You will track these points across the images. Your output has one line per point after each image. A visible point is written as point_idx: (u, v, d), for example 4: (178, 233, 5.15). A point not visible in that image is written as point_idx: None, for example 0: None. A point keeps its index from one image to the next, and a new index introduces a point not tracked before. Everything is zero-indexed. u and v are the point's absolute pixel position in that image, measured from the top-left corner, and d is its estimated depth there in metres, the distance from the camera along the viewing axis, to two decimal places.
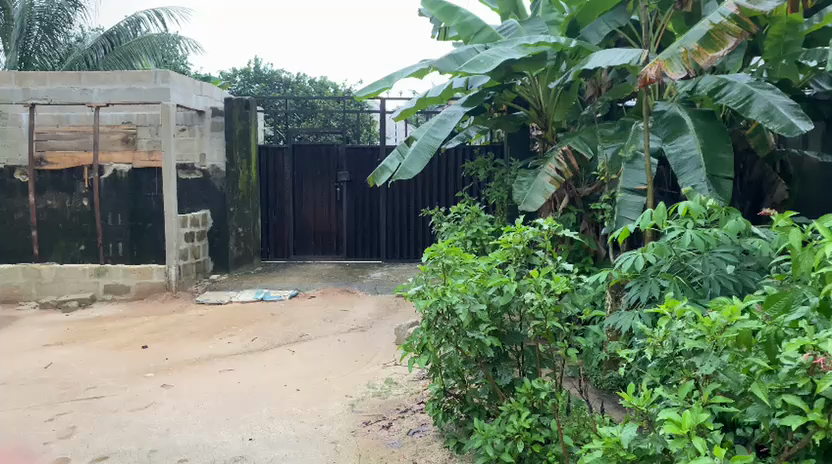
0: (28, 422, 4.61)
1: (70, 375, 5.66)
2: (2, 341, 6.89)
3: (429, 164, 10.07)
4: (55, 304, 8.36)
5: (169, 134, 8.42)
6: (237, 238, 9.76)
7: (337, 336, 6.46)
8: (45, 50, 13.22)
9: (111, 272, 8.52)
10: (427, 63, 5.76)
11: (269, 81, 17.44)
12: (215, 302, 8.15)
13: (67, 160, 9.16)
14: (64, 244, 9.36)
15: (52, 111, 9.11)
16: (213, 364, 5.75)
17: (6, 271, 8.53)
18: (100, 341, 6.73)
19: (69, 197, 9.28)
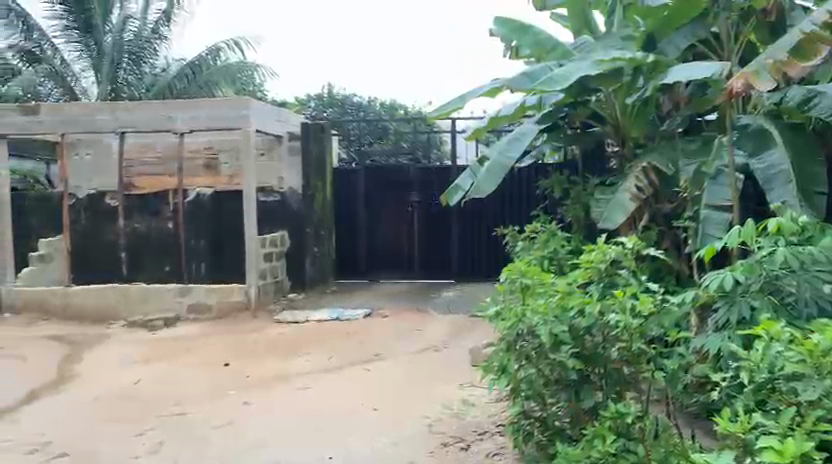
0: (120, 436, 4.82)
1: (158, 391, 5.90)
2: (95, 357, 7.26)
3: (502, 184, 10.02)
4: (141, 323, 8.77)
5: (250, 157, 8.73)
6: (314, 257, 9.98)
7: (412, 355, 6.49)
8: (132, 81, 13.98)
9: (193, 291, 8.82)
10: (499, 82, 5.76)
11: (341, 105, 17.86)
12: (291, 320, 8.33)
13: (152, 185, 9.91)
14: (149, 265, 9.75)
15: (139, 139, 9.89)
16: (292, 382, 5.87)
17: (97, 291, 8.96)
18: (184, 359, 6.99)
19: (155, 220, 9.82)
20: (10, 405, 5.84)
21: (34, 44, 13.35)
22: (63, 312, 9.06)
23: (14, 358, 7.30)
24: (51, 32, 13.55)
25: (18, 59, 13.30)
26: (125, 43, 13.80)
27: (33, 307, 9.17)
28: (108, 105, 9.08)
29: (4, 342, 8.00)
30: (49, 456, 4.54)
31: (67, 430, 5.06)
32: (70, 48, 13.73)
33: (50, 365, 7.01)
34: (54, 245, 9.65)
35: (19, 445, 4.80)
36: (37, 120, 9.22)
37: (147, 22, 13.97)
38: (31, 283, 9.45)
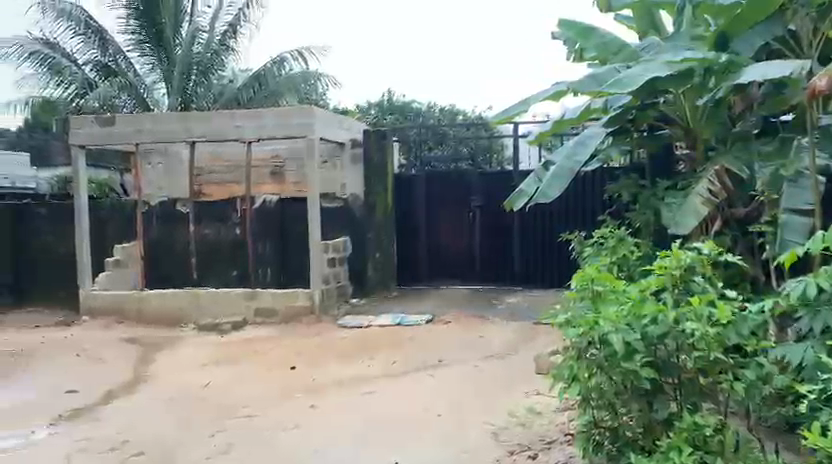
0: (192, 437, 4.97)
1: (227, 393, 6.06)
2: (167, 360, 7.51)
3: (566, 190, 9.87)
4: (210, 326, 9.03)
5: (314, 164, 8.85)
6: (375, 261, 10.12)
7: (474, 362, 6.46)
8: (201, 92, 14.40)
9: (261, 295, 9.01)
10: (563, 85, 5.67)
11: (401, 111, 17.99)
12: (355, 325, 8.42)
13: (222, 192, 10.39)
14: (219, 271, 10.08)
15: (208, 148, 10.38)
16: (357, 387, 5.92)
17: (169, 295, 9.29)
18: (251, 362, 7.16)
19: (223, 227, 10.04)
20: (89, 404, 6.10)
21: (110, 58, 13.96)
22: (137, 316, 9.42)
23: (92, 360, 7.64)
24: (125, 46, 14.08)
25: (96, 74, 13.81)
26: (195, 55, 14.16)
27: (109, 311, 9.57)
28: (179, 116, 9.41)
29: (83, 344, 8.37)
30: (126, 455, 4.72)
31: (143, 430, 5.25)
32: (142, 62, 14.24)
33: (125, 367, 7.30)
34: (128, 250, 10.00)
35: (98, 443, 5.01)
36: (113, 131, 9.63)
37: (215, 35, 14.42)
38: (108, 287, 9.83)
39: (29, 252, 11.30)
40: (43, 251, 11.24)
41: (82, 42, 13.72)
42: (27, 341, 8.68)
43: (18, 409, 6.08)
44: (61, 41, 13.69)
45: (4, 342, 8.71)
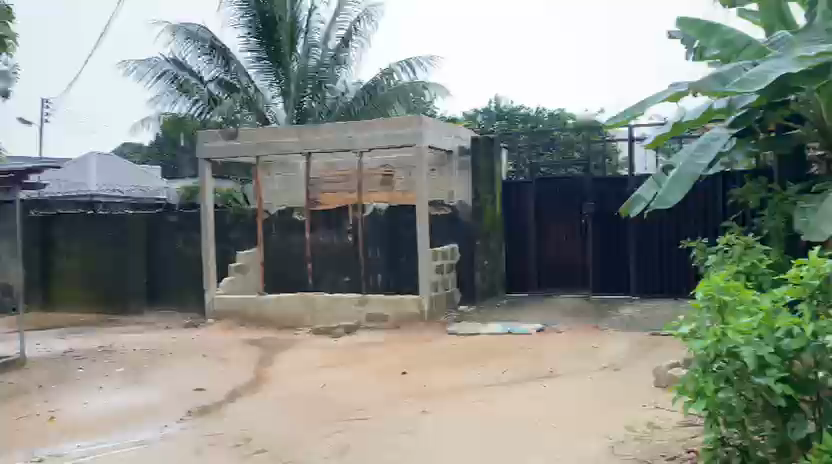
0: (309, 437, 5.18)
1: (342, 396, 6.25)
2: (286, 361, 7.85)
3: (690, 197, 9.45)
4: (324, 330, 9.23)
5: (423, 174, 9.05)
6: (483, 270, 10.06)
7: (589, 373, 6.30)
8: (316, 106, 15.06)
9: (371, 302, 9.27)
10: (682, 86, 5.43)
11: (510, 118, 17.89)
12: (465, 333, 8.43)
13: (336, 201, 10.68)
14: (332, 276, 10.44)
15: (324, 159, 10.82)
16: (468, 394, 5.92)
17: (287, 300, 9.72)
18: (364, 366, 7.35)
19: (337, 234, 10.42)
20: (215, 401, 6.50)
21: (232, 75, 14.73)
22: (257, 319, 9.93)
23: (218, 359, 8.12)
24: (246, 64, 14.88)
25: (219, 90, 14.66)
26: (310, 70, 14.88)
27: (233, 314, 10.15)
28: (296, 128, 9.83)
29: (209, 344, 8.92)
30: (250, 451, 4.99)
31: (264, 428, 5.53)
32: (262, 78, 14.98)
33: (247, 367, 7.70)
34: (250, 257, 10.60)
35: (224, 439, 5.33)
36: (237, 144, 10.19)
37: (328, 49, 15.02)
38: (232, 290, 10.41)
39: (161, 258, 12.16)
40: (173, 257, 12.07)
41: (207, 61, 14.56)
42: (161, 341, 9.36)
43: (154, 403, 6.57)
44: (189, 60, 14.56)
45: (140, 341, 9.45)
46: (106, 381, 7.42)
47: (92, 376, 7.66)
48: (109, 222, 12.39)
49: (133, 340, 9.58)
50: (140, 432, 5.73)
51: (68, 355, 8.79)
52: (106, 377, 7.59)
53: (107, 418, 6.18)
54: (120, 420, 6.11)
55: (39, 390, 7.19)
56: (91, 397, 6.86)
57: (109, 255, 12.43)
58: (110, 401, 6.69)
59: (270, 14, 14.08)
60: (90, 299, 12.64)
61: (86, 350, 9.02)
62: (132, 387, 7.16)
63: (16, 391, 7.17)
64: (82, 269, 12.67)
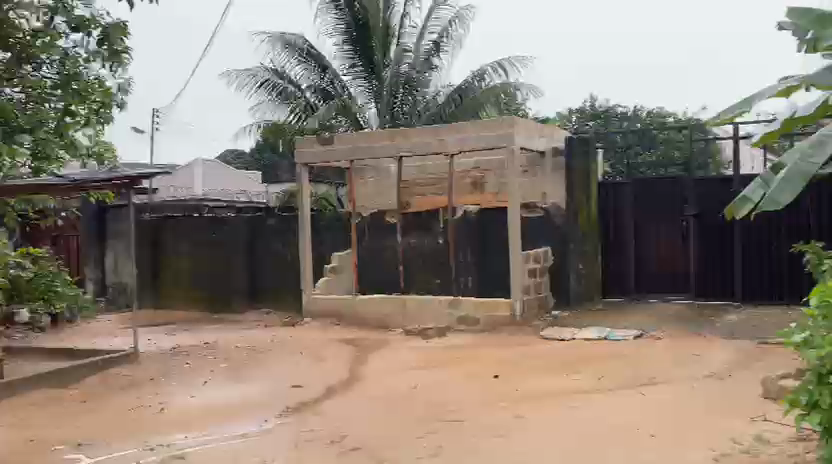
0: (403, 437, 5.24)
1: (435, 398, 6.29)
2: (379, 362, 7.99)
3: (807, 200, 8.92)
4: (416, 332, 9.35)
5: (515, 176, 8.98)
6: (579, 274, 9.83)
7: (690, 381, 6.04)
8: (408, 110, 15.26)
9: (462, 304, 9.30)
10: (792, 80, 5.12)
11: (605, 117, 17.46)
12: (558, 337, 8.28)
13: (427, 205, 10.66)
14: (424, 278, 10.67)
15: (415, 162, 10.75)
16: (563, 399, 5.82)
17: (380, 301, 9.90)
18: (456, 368, 7.37)
19: (428, 236, 10.69)
20: (312, 399, 6.70)
21: (328, 83, 15.17)
22: (351, 319, 10.17)
23: (314, 358, 8.37)
24: (341, 71, 15.25)
25: (316, 98, 15.06)
26: (402, 74, 15.11)
27: (328, 314, 10.43)
28: (389, 133, 10.01)
29: (305, 343, 9.20)
30: (345, 448, 5.11)
31: (358, 426, 5.65)
32: (356, 84, 15.30)
33: (342, 366, 7.89)
34: (344, 259, 11.04)
35: (320, 436, 5.49)
36: (332, 149, 10.45)
37: (420, 53, 15.12)
38: (328, 292, 10.84)
39: (260, 259, 12.67)
40: (272, 258, 12.55)
41: (304, 69, 15.05)
42: (260, 339, 9.75)
43: (254, 398, 6.85)
44: (287, 69, 15.08)
45: (242, 339, 9.87)
46: (211, 376, 7.81)
47: (198, 371, 8.08)
48: (213, 225, 13.02)
49: (235, 338, 10.02)
50: (242, 425, 5.99)
51: (176, 350, 9.30)
52: (211, 372, 7.98)
53: (212, 411, 6.51)
54: (223, 413, 6.42)
55: (151, 382, 7.65)
56: (198, 390, 7.24)
57: (213, 256, 13.07)
58: (215, 395, 7.04)
59: (364, 22, 14.55)
60: (196, 298, 13.33)
61: (192, 346, 9.52)
62: (235, 382, 7.49)
63: (130, 383, 7.67)
64: (189, 270, 13.38)
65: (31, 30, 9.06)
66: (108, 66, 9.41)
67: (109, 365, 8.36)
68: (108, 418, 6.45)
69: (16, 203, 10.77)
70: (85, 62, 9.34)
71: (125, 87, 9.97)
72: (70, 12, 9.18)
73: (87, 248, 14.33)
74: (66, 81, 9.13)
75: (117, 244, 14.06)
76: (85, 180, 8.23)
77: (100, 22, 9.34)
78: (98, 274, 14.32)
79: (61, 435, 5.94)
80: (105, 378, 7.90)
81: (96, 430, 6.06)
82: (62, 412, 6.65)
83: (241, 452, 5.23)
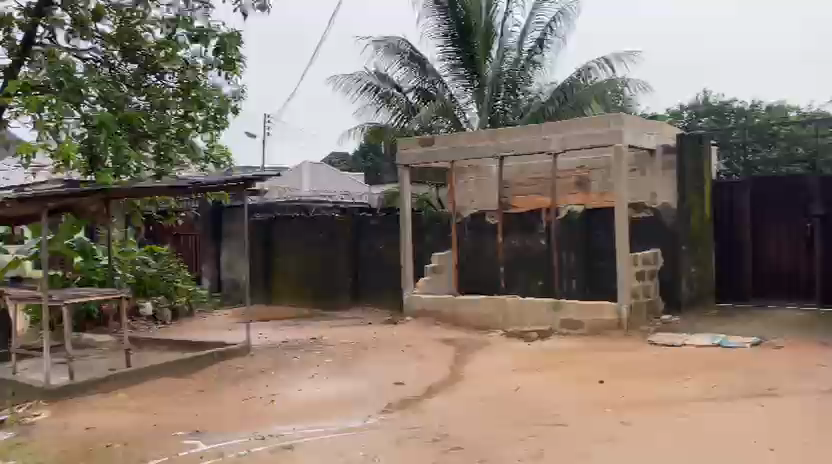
0: (504, 439, 5.21)
1: (537, 402, 6.21)
2: (480, 363, 7.97)
3: None
4: (518, 334, 9.25)
5: (622, 173, 8.72)
6: (688, 275, 9.39)
7: (815, 394, 5.63)
8: (509, 109, 15.21)
9: (566, 306, 9.11)
10: None
11: (720, 113, 16.64)
12: (667, 343, 7.95)
13: (529, 204, 10.74)
14: (526, 279, 10.54)
15: (516, 162, 10.82)
16: (672, 407, 5.59)
17: (481, 302, 9.88)
18: (558, 372, 7.25)
19: (530, 237, 10.54)
20: (413, 396, 6.77)
21: (429, 85, 15.28)
22: (452, 319, 10.22)
23: (416, 356, 8.47)
24: (443, 72, 15.35)
25: (418, 99, 15.21)
26: (504, 74, 15.03)
27: (429, 313, 10.52)
28: (490, 132, 9.97)
29: (406, 342, 9.32)
30: (447, 448, 5.13)
31: (459, 426, 5.66)
32: (457, 85, 15.35)
33: (443, 366, 7.94)
34: (444, 259, 11.10)
35: (421, 433, 5.54)
36: (433, 150, 10.52)
37: (523, 52, 15.19)
38: (428, 290, 10.90)
39: (364, 258, 13.00)
40: (375, 258, 12.84)
41: (406, 71, 15.20)
42: (364, 336, 9.97)
43: (358, 394, 7.01)
44: (390, 72, 15.25)
45: (346, 335, 10.13)
46: (317, 371, 8.06)
47: (305, 365, 8.37)
48: (319, 225, 13.46)
49: (339, 334, 10.30)
50: (345, 420, 6.14)
51: (285, 345, 9.68)
52: (317, 367, 8.25)
53: (317, 404, 6.71)
54: (328, 407, 6.60)
55: (261, 375, 8.00)
56: (305, 384, 7.50)
57: (319, 255, 13.51)
58: (320, 390, 7.25)
59: (466, 22, 14.51)
60: (303, 296, 13.83)
61: (299, 341, 9.88)
62: (339, 378, 7.70)
63: (242, 375, 8.05)
64: (296, 267, 13.91)
65: (156, 42, 9.78)
66: (224, 74, 9.94)
67: (223, 357, 8.82)
68: (222, 407, 6.80)
69: (142, 204, 11.61)
70: (204, 70, 9.95)
71: (239, 93, 10.48)
72: (190, 24, 9.84)
73: (204, 246, 15.21)
74: (186, 90, 9.81)
75: (230, 243, 14.80)
76: (203, 183, 8.73)
77: (218, 32, 9.88)
78: (214, 271, 15.16)
79: (181, 422, 6.32)
80: (220, 370, 8.34)
81: (211, 419, 6.40)
82: (181, 400, 7.07)
83: (346, 446, 5.36)
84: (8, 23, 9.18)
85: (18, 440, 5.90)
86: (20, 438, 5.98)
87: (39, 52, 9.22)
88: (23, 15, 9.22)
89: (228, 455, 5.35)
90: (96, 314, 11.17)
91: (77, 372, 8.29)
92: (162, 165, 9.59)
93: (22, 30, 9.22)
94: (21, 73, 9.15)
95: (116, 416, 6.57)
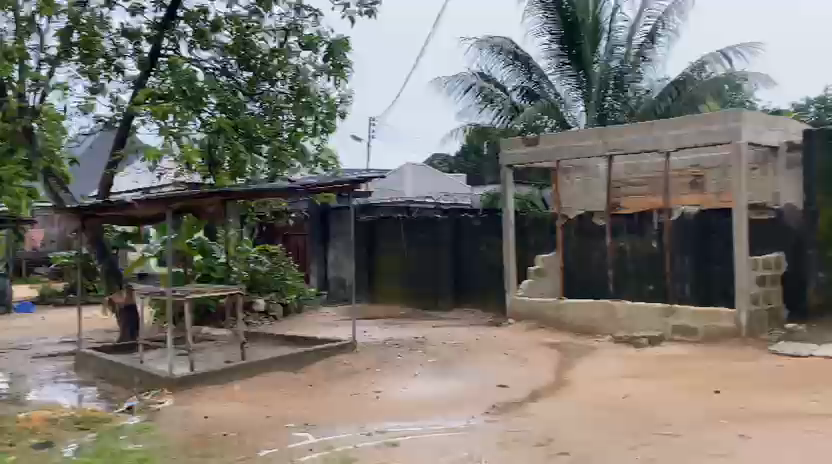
0: (614, 447, 5.07)
1: (647, 410, 6.01)
2: (586, 368, 7.79)
3: None
4: (627, 340, 8.95)
5: (742, 173, 8.28)
6: (820, 283, 8.65)
7: None
8: (618, 106, 14.67)
9: (679, 312, 8.78)
10: None
11: None
12: (791, 353, 7.48)
13: (639, 206, 10.36)
14: (636, 283, 10.30)
15: (627, 161, 10.41)
16: (797, 421, 5.26)
17: (588, 305, 9.66)
18: (670, 380, 6.98)
19: (640, 239, 10.27)
20: (518, 399, 6.71)
21: (534, 84, 15.10)
22: (557, 322, 10.03)
23: (520, 359, 8.38)
24: (547, 70, 15.12)
25: (522, 99, 15.01)
26: (612, 70, 14.64)
27: (534, 316, 10.39)
28: (597, 131, 9.70)
29: (510, 344, 9.25)
30: (554, 452, 5.06)
31: (566, 431, 5.57)
32: (562, 83, 15.07)
33: (548, 370, 7.81)
34: (549, 261, 10.93)
35: (526, 437, 5.48)
36: (538, 150, 10.37)
37: (632, 48, 14.79)
38: (532, 294, 10.81)
39: (466, 258, 12.98)
40: (477, 258, 12.78)
41: (510, 70, 15.07)
42: (467, 337, 9.98)
43: (462, 394, 7.02)
44: (494, 72, 15.15)
45: (449, 336, 10.18)
46: (421, 370, 8.15)
47: (409, 364, 8.48)
48: (422, 226, 13.60)
49: (442, 335, 10.36)
50: (450, 420, 6.17)
51: (389, 343, 9.85)
52: (421, 366, 8.33)
53: (422, 403, 6.77)
54: (433, 406, 6.66)
55: (367, 372, 8.18)
56: (409, 382, 7.59)
57: (422, 255, 13.62)
58: (425, 389, 7.32)
59: (572, 19, 14.20)
60: (406, 296, 14.01)
61: (403, 340, 10.02)
62: (443, 377, 7.75)
63: (347, 371, 8.25)
64: (399, 267, 14.12)
65: (269, 50, 10.23)
66: (332, 79, 10.23)
67: (331, 353, 9.08)
68: (331, 402, 7.01)
69: (256, 205, 12.18)
70: (313, 76, 10.32)
71: (347, 98, 10.78)
72: (301, 32, 10.23)
73: (312, 245, 15.75)
74: (297, 96, 10.25)
75: (337, 243, 15.23)
76: (313, 185, 9.02)
77: (326, 39, 10.20)
78: (321, 269, 15.66)
79: (292, 414, 6.57)
80: (327, 365, 8.59)
81: (320, 412, 6.61)
82: (292, 394, 7.35)
83: (451, 446, 5.39)
84: (138, 37, 9.86)
85: (146, 425, 6.34)
86: (147, 423, 6.42)
87: (164, 63, 9.83)
88: (150, 29, 9.87)
89: (337, 448, 5.51)
90: (213, 309, 11.81)
91: (197, 363, 8.80)
92: (274, 168, 10.07)
93: (150, 43, 9.85)
94: (149, 83, 9.79)
95: (233, 406, 6.92)
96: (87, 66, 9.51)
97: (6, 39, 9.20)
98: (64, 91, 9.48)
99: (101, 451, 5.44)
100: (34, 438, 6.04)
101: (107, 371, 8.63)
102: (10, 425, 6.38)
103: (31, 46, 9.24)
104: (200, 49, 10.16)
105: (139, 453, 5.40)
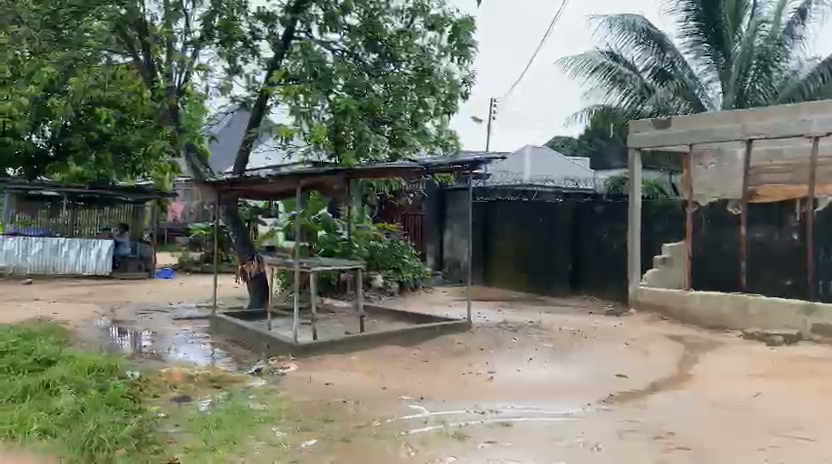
0: (740, 447, 4.88)
1: (780, 411, 5.73)
2: (713, 362, 7.48)
3: None
4: (760, 336, 8.47)
5: None
6: None
7: None
8: (761, 87, 13.71)
9: (821, 310, 8.24)
10: None
11: None
12: None
13: (779, 195, 9.65)
14: (771, 277, 9.84)
15: (768, 146, 9.68)
16: None
17: (717, 299, 9.19)
18: (806, 382, 6.58)
19: (778, 230, 9.76)
20: (637, 390, 6.52)
21: (667, 63, 14.43)
22: (682, 314, 9.63)
23: (641, 350, 8.13)
24: (682, 49, 14.41)
25: (653, 80, 14.45)
26: (756, 49, 13.54)
27: (657, 306, 10.03)
28: (737, 113, 9.17)
29: (629, 334, 8.99)
30: (672, 446, 4.94)
31: (688, 425, 5.40)
32: (698, 63, 14.39)
33: (668, 362, 7.54)
34: (676, 250, 10.54)
35: (645, 428, 5.34)
36: (668, 133, 9.93)
37: (780, 24, 13.56)
38: (655, 283, 10.47)
39: (585, 244, 12.65)
40: (598, 246, 12.43)
41: (642, 49, 14.40)
42: (585, 324, 9.78)
43: (579, 381, 6.90)
44: (624, 51, 14.54)
45: (566, 322, 10.00)
46: (536, 354, 8.09)
47: (524, 347, 8.43)
48: (539, 210, 13.41)
49: (559, 320, 10.21)
50: (565, 405, 6.09)
51: (503, 326, 9.84)
52: (536, 350, 8.27)
53: (537, 386, 6.75)
54: (546, 390, 6.62)
55: (481, 352, 8.23)
56: (524, 365, 7.58)
57: (538, 239, 13.48)
58: (540, 372, 7.27)
59: None
60: (520, 280, 13.94)
61: (518, 324, 9.97)
62: (557, 362, 7.67)
63: (462, 350, 8.34)
64: (513, 249, 14.07)
65: (395, 32, 10.44)
66: (456, 60, 10.24)
67: (446, 331, 9.20)
68: (446, 378, 7.14)
69: (378, 183, 12.56)
70: (437, 57, 10.40)
71: (469, 79, 10.76)
72: (427, 13, 10.30)
73: (429, 226, 15.94)
74: (419, 77, 10.29)
75: (453, 224, 15.37)
76: (431, 164, 8.95)
77: (451, 19, 10.19)
78: (436, 249, 15.83)
79: (409, 387, 6.77)
80: (442, 343, 8.73)
81: (434, 388, 6.74)
82: (410, 368, 7.54)
83: (565, 430, 5.36)
84: (272, 21, 10.30)
85: (272, 387, 6.74)
86: (272, 385, 6.82)
87: (295, 47, 10.26)
88: (284, 12, 10.22)
89: (450, 423, 5.60)
90: (335, 283, 12.36)
91: (319, 333, 9.23)
92: (395, 147, 10.40)
93: (284, 26, 10.26)
94: (282, 64, 10.29)
95: (353, 375, 7.20)
96: (226, 49, 10.03)
97: (156, 24, 9.86)
98: (205, 72, 10.11)
99: (232, 408, 5.86)
100: (174, 391, 6.58)
101: (238, 335, 9.21)
102: (152, 378, 6.97)
103: (177, 30, 9.86)
104: (329, 32, 10.39)
105: (265, 413, 5.76)
